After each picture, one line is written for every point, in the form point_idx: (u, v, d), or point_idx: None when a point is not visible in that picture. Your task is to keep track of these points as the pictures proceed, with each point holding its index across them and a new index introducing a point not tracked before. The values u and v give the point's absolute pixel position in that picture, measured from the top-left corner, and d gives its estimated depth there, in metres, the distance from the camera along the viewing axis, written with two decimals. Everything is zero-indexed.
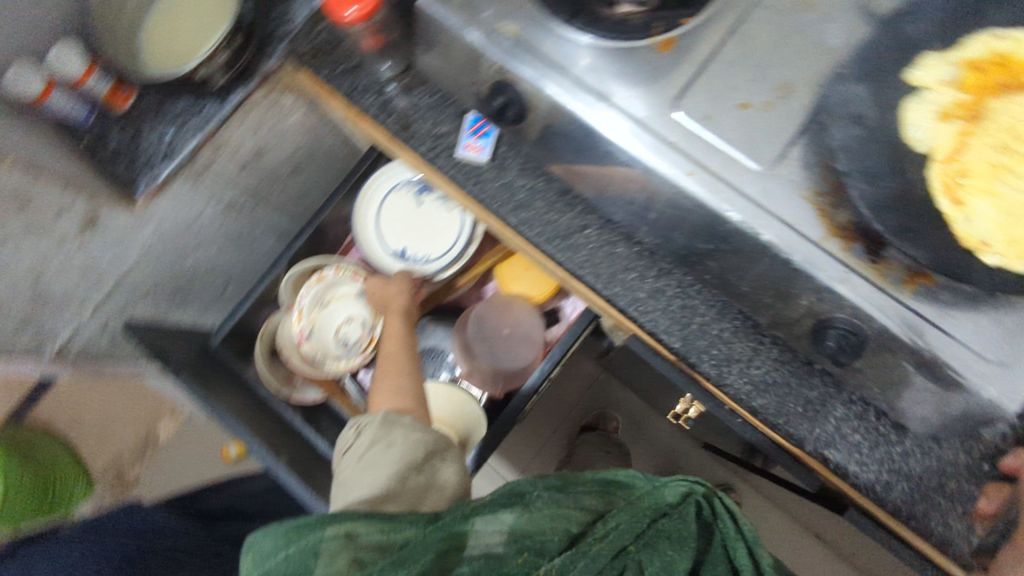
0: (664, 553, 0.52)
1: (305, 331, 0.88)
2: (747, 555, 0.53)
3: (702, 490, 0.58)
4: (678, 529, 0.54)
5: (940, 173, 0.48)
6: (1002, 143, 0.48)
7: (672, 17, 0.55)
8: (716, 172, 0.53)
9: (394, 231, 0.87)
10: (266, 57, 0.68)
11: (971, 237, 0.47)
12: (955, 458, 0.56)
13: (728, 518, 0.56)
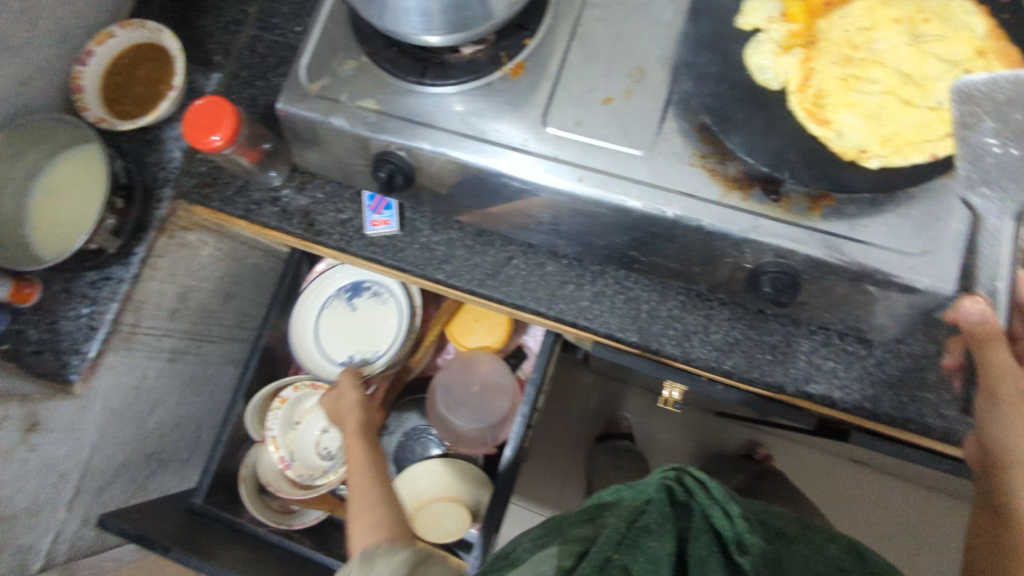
0: (648, 547, 0.46)
1: (285, 456, 0.87)
2: (726, 515, 0.49)
3: (671, 471, 0.53)
4: (657, 517, 0.49)
5: (800, 101, 0.50)
6: (844, 56, 0.51)
7: (513, 43, 0.59)
8: (604, 169, 0.54)
9: (337, 344, 0.86)
10: (156, 202, 0.70)
11: (848, 149, 0.49)
12: (921, 350, 0.58)
13: (701, 487, 0.51)
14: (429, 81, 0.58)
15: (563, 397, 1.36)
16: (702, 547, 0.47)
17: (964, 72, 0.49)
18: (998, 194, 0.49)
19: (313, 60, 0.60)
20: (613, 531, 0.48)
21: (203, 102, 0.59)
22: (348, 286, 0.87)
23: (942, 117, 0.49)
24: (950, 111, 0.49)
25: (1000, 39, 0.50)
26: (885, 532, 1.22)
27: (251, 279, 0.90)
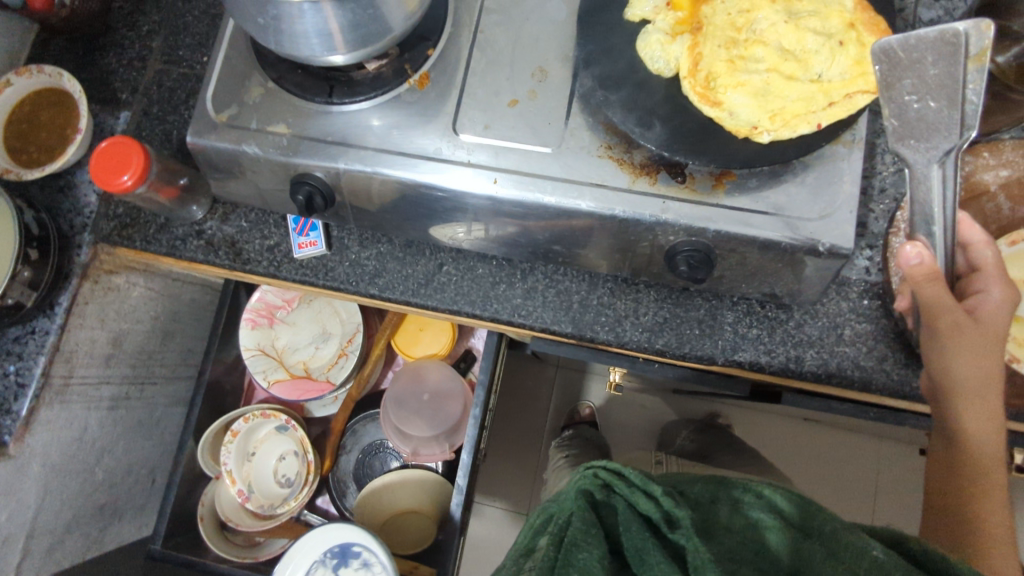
0: (577, 560, 0.45)
1: (244, 489, 0.86)
2: (645, 496, 0.48)
3: (586, 475, 0.53)
4: (579, 530, 0.47)
5: (692, 85, 0.52)
6: (729, 39, 0.53)
7: (417, 55, 0.59)
8: (517, 169, 0.56)
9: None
10: (76, 248, 0.69)
11: (741, 127, 0.51)
12: (836, 308, 0.61)
13: (616, 479, 0.51)
14: (337, 100, 0.59)
15: (518, 388, 1.39)
16: (634, 537, 0.46)
17: (840, 43, 0.52)
18: (923, 146, 0.48)
19: (219, 90, 0.60)
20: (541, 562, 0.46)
21: (107, 145, 0.58)
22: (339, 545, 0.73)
23: (824, 88, 0.51)
24: (832, 82, 0.51)
25: (867, 10, 0.53)
26: (842, 483, 1.29)
27: (189, 315, 0.89)
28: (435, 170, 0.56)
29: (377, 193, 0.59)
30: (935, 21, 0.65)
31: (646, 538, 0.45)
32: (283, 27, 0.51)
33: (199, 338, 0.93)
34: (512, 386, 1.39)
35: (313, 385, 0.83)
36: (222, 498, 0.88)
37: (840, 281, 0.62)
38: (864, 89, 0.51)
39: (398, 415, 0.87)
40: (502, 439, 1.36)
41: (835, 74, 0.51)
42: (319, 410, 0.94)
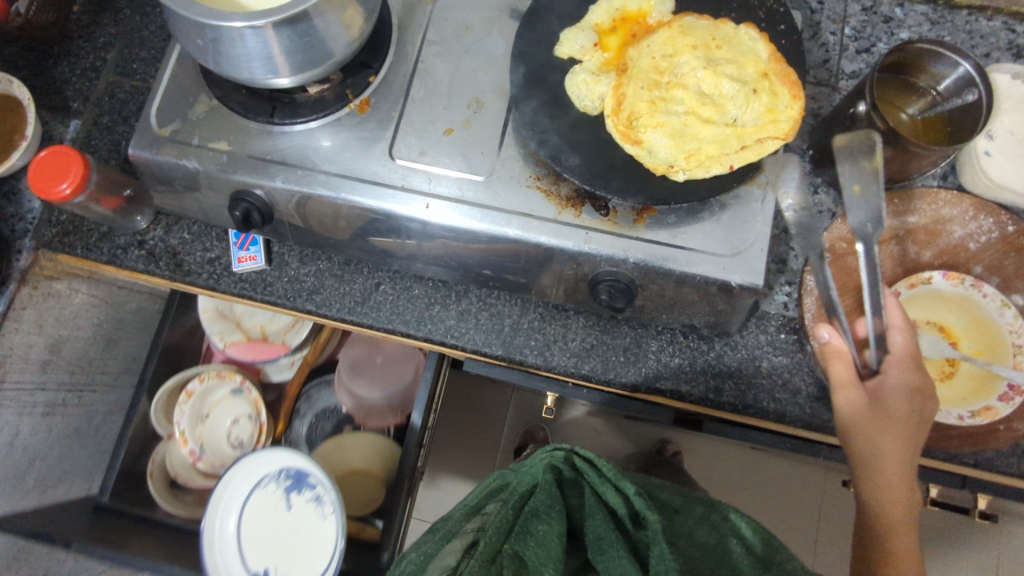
0: (536, 530, 0.55)
1: (195, 449, 0.88)
2: (615, 492, 0.56)
3: (558, 455, 0.61)
4: (543, 504, 0.57)
5: (615, 124, 0.55)
6: (652, 80, 0.56)
7: (358, 81, 0.61)
8: (449, 195, 0.58)
9: (253, 544, 0.79)
10: (15, 254, 0.69)
11: (660, 165, 0.55)
12: (754, 341, 0.64)
13: (588, 467, 0.59)
14: (279, 120, 0.60)
15: (467, 402, 1.40)
16: (597, 525, 0.55)
17: (754, 89, 0.55)
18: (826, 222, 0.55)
19: (163, 105, 0.62)
20: (501, 522, 0.55)
21: (47, 153, 0.59)
22: (291, 473, 0.79)
23: (737, 132, 0.55)
24: (745, 126, 0.55)
25: (780, 61, 0.56)
26: (785, 513, 1.31)
27: (134, 323, 0.89)
28: (369, 194, 0.58)
29: (314, 212, 0.61)
30: (856, 73, 0.70)
31: (609, 531, 0.54)
32: (222, 50, 0.53)
33: (145, 347, 0.93)
34: (461, 401, 1.39)
35: (268, 347, 0.83)
36: (174, 457, 0.90)
37: (760, 315, 0.64)
38: (773, 133, 0.54)
39: (354, 380, 0.93)
40: (453, 449, 1.36)
41: (750, 120, 0.55)
42: (275, 375, 0.95)
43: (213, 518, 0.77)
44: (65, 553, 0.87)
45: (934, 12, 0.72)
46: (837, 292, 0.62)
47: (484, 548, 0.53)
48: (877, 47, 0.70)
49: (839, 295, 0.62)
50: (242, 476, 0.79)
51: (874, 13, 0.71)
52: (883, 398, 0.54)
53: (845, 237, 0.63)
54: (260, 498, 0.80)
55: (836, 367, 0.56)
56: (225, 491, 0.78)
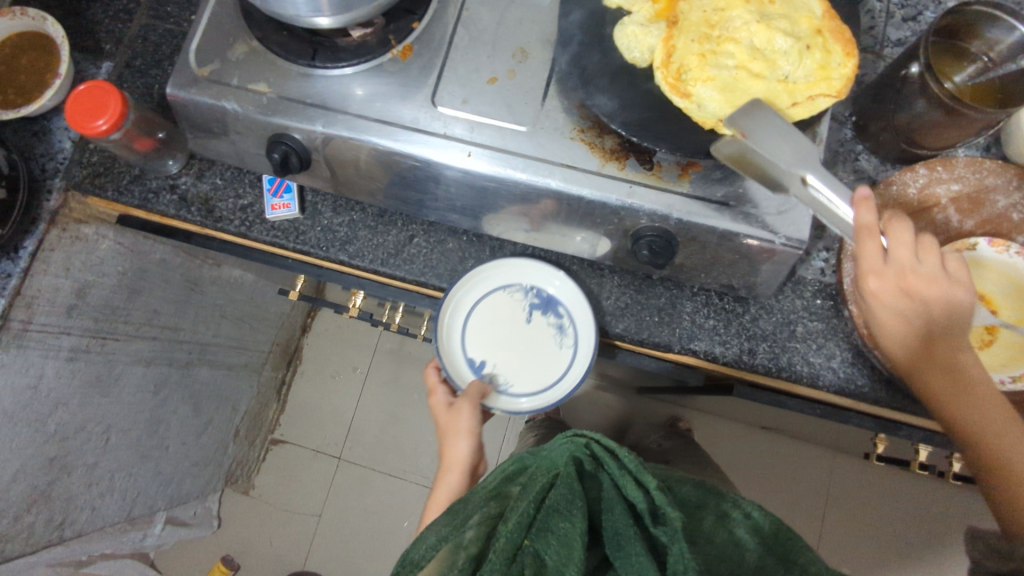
0: (558, 527, 0.51)
1: None
2: (635, 486, 0.53)
3: (579, 444, 0.60)
4: (563, 500, 0.54)
5: (664, 76, 0.54)
6: (702, 34, 0.55)
7: (403, 27, 0.60)
8: (491, 145, 0.57)
9: (489, 340, 0.66)
10: (46, 194, 0.68)
11: (708, 120, 0.54)
12: (790, 305, 0.64)
13: (608, 457, 0.57)
14: (321, 64, 0.59)
15: None
16: (617, 521, 0.52)
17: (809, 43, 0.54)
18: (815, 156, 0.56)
19: (203, 44, 0.61)
20: (521, 518, 0.51)
21: (84, 88, 0.58)
22: (544, 293, 0.65)
23: (788, 88, 0.54)
24: (797, 80, 0.54)
25: (834, 19, 0.56)
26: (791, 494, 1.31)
27: (157, 274, 0.88)
28: (407, 142, 0.57)
29: (354, 160, 0.60)
30: (902, 41, 0.69)
31: (631, 528, 0.51)
32: None
33: (167, 299, 0.92)
34: None
35: None
36: None
37: (796, 280, 0.64)
38: (827, 86, 0.54)
39: None
40: None
41: (803, 74, 0.54)
42: None
43: (469, 280, 0.64)
44: (83, 501, 0.87)
45: None
46: None
47: (502, 547, 0.49)
48: (924, 16, 0.69)
49: None
50: (499, 270, 0.65)
51: None
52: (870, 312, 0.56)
53: (886, 204, 0.62)
54: (501, 307, 0.66)
55: None
56: (489, 268, 0.64)
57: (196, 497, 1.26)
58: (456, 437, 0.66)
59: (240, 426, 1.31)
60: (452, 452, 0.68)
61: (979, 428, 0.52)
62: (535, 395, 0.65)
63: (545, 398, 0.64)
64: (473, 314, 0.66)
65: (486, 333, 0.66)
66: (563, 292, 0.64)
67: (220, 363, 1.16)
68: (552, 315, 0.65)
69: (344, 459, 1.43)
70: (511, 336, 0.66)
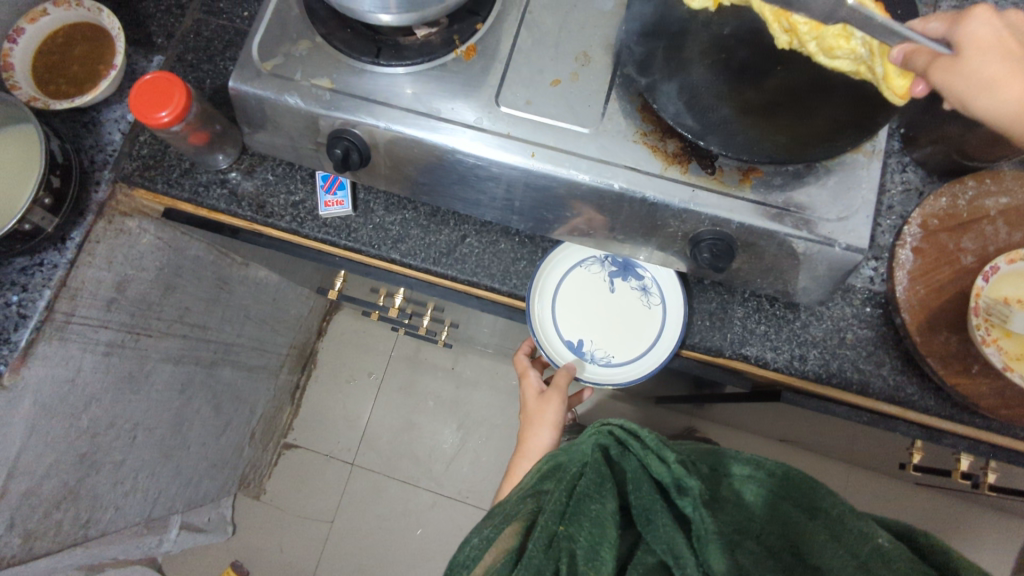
0: (590, 510, 0.52)
1: None
2: (658, 461, 0.55)
3: (603, 431, 0.60)
4: (592, 483, 0.54)
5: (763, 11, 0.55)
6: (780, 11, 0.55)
7: (466, 29, 0.61)
8: (554, 146, 0.57)
9: (576, 318, 0.66)
10: (94, 185, 0.68)
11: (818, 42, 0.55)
12: (841, 313, 0.64)
13: (632, 439, 0.59)
14: (384, 62, 0.59)
15: None
16: (644, 496, 0.53)
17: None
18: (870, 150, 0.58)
19: (265, 39, 0.61)
20: (555, 505, 0.52)
21: (150, 78, 0.58)
22: (622, 261, 0.66)
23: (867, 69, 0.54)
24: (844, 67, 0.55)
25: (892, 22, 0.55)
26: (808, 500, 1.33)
27: (191, 271, 0.87)
28: (438, 131, 0.58)
29: (412, 157, 0.60)
30: None
31: (655, 501, 0.52)
32: None
33: (198, 297, 0.92)
34: None
35: None
36: None
37: (846, 288, 0.65)
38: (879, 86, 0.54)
39: None
40: None
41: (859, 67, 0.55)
42: None
43: (550, 260, 0.65)
44: (108, 501, 0.86)
45: None
46: (929, 266, 0.62)
47: (539, 533, 0.50)
48: None
49: (932, 271, 0.62)
50: (576, 251, 0.66)
51: None
52: None
53: (936, 214, 0.63)
54: (584, 285, 0.66)
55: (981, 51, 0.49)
56: (566, 248, 0.65)
57: (211, 500, 1.24)
58: (542, 425, 0.75)
59: (256, 428, 1.30)
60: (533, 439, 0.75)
61: None
62: (622, 366, 0.64)
63: (633, 369, 0.64)
64: (557, 294, 0.65)
65: (573, 312, 0.66)
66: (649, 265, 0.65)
67: (241, 364, 1.15)
68: (635, 282, 0.66)
69: (357, 465, 1.42)
70: (598, 310, 0.66)
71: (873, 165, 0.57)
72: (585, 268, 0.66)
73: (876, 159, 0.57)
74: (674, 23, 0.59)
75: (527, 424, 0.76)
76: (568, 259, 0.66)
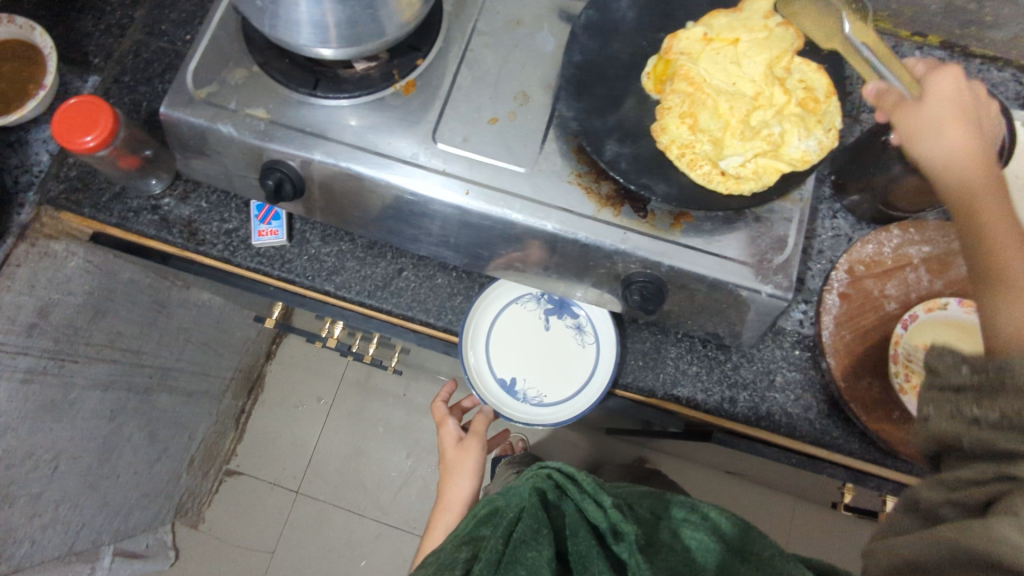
0: (525, 557, 0.50)
1: None
2: (595, 505, 0.55)
3: (542, 475, 0.60)
4: (529, 531, 0.53)
5: (674, 80, 0.58)
6: (685, 113, 0.57)
7: (406, 63, 0.61)
8: (488, 184, 0.57)
9: (511, 355, 0.65)
10: (16, 207, 0.67)
11: (684, 141, 0.56)
12: (770, 356, 0.65)
13: (569, 482, 0.58)
14: (321, 94, 0.59)
15: None
16: (580, 543, 0.52)
17: (749, 161, 0.55)
18: (797, 200, 0.59)
19: (201, 67, 0.60)
20: (490, 553, 0.50)
21: (75, 101, 0.56)
22: (556, 298, 0.66)
23: (742, 163, 0.55)
24: (695, 145, 0.56)
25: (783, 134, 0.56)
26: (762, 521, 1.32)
27: (125, 295, 0.85)
28: (372, 166, 0.57)
29: (349, 189, 0.60)
30: None
31: (591, 547, 0.51)
32: (280, 12, 0.52)
33: (132, 321, 0.89)
34: None
35: None
36: None
37: (776, 330, 0.66)
38: (760, 192, 0.56)
39: None
40: None
41: (733, 157, 0.56)
42: None
43: (485, 296, 0.65)
44: (23, 534, 0.81)
45: (950, 58, 0.75)
46: (855, 311, 0.63)
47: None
48: None
49: (858, 316, 0.63)
50: (508, 290, 0.66)
51: (895, 53, 0.74)
52: (935, 87, 0.50)
53: (862, 260, 0.65)
54: (518, 323, 0.66)
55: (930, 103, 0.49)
56: (499, 285, 0.65)
57: (144, 529, 1.19)
58: (463, 474, 0.76)
59: (195, 455, 1.25)
60: (454, 492, 0.77)
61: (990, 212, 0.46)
62: (554, 407, 0.63)
63: (566, 409, 0.63)
64: (491, 330, 0.65)
65: (507, 349, 0.65)
66: (582, 304, 0.65)
67: (180, 389, 1.11)
68: (569, 319, 0.66)
69: (302, 493, 1.38)
70: (535, 348, 0.65)
71: (799, 213, 0.59)
72: (520, 305, 0.66)
73: (804, 206, 0.59)
74: (611, 65, 0.60)
75: (446, 474, 0.77)
76: (502, 297, 0.66)
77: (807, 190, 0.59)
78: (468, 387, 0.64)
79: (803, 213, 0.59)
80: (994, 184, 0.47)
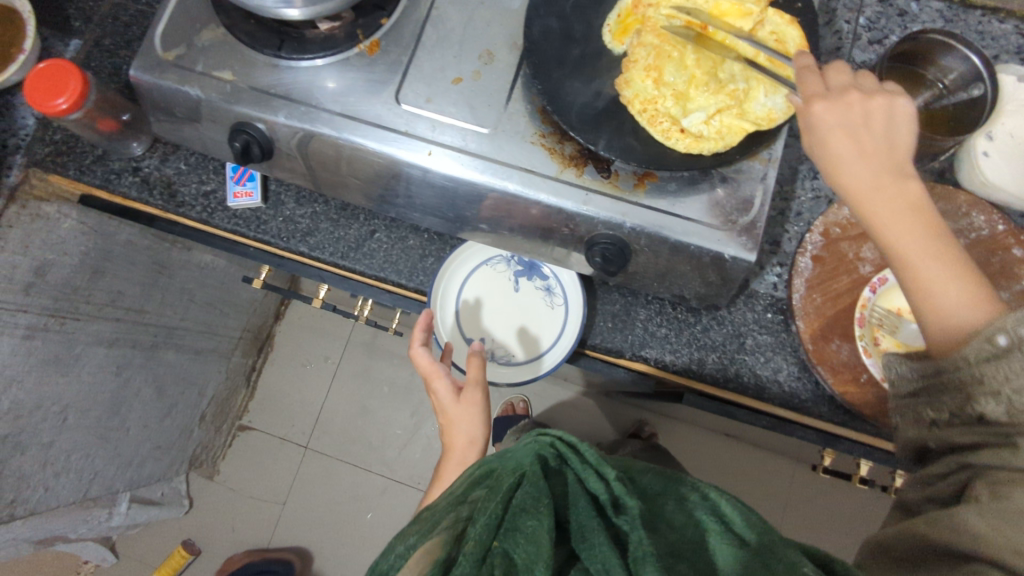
0: (525, 526, 0.43)
1: None
2: (598, 479, 0.48)
3: (544, 443, 0.52)
4: (530, 497, 0.46)
5: (647, 32, 0.56)
6: (649, 65, 0.55)
7: (370, 23, 0.61)
8: (450, 144, 0.57)
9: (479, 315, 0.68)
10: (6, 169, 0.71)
11: (647, 97, 0.54)
12: (740, 318, 0.65)
13: (571, 452, 0.51)
14: (286, 55, 0.59)
15: None
16: (581, 514, 0.46)
17: (713, 118, 0.54)
18: (765, 160, 0.58)
19: (169, 29, 0.60)
20: (488, 517, 0.44)
21: (45, 66, 0.57)
22: (525, 259, 0.68)
23: (705, 122, 0.54)
24: (658, 100, 0.54)
25: (750, 91, 0.55)
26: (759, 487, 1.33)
27: (123, 256, 0.87)
28: (333, 128, 0.57)
29: (313, 150, 0.60)
30: (866, 63, 0.70)
31: (593, 517, 0.45)
32: None
33: (132, 282, 0.91)
34: None
35: None
36: None
37: (749, 293, 0.65)
38: (722, 152, 0.55)
39: None
40: None
41: (698, 114, 0.54)
42: None
43: (453, 258, 0.66)
44: (37, 480, 0.85)
45: (948, 10, 0.72)
46: (829, 274, 0.62)
47: (471, 548, 0.42)
48: (890, 39, 0.71)
49: (830, 279, 0.62)
50: (476, 252, 0.67)
51: (889, 6, 0.72)
52: (839, 96, 0.48)
53: (838, 223, 0.63)
54: (486, 286, 0.68)
55: (828, 114, 0.47)
56: (467, 248, 0.67)
57: (159, 478, 1.25)
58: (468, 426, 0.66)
59: (207, 410, 1.30)
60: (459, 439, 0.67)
61: (902, 254, 0.46)
62: (522, 365, 0.67)
63: (534, 367, 0.66)
64: (461, 290, 0.68)
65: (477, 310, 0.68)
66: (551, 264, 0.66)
67: (187, 347, 1.15)
68: (535, 278, 0.68)
69: (310, 448, 1.43)
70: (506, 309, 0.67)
71: (765, 172, 0.57)
72: (489, 266, 0.68)
73: (773, 164, 0.58)
74: (579, 21, 0.59)
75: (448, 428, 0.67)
76: (473, 258, 0.67)
77: (776, 147, 0.58)
78: (438, 345, 0.66)
79: (771, 174, 0.57)
80: (922, 224, 0.46)
